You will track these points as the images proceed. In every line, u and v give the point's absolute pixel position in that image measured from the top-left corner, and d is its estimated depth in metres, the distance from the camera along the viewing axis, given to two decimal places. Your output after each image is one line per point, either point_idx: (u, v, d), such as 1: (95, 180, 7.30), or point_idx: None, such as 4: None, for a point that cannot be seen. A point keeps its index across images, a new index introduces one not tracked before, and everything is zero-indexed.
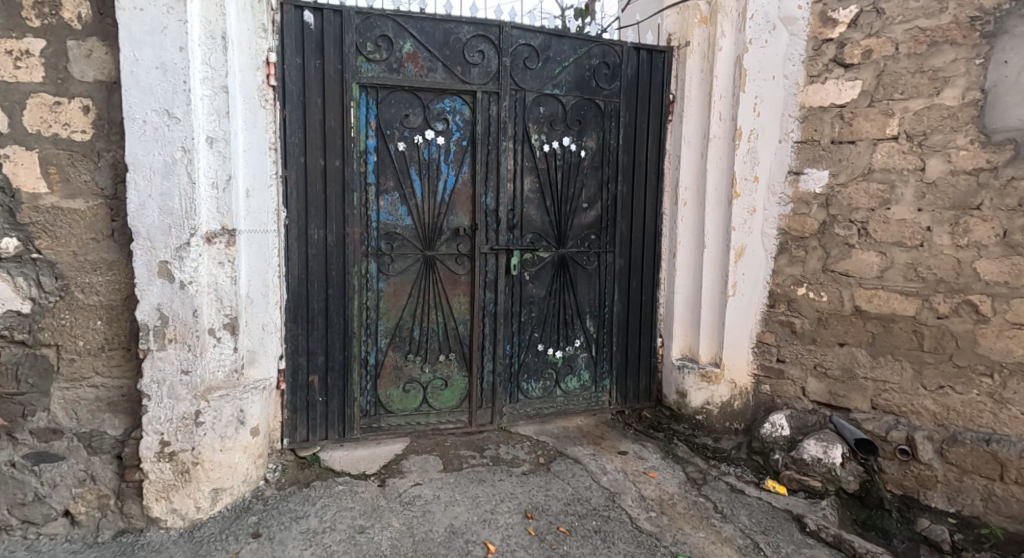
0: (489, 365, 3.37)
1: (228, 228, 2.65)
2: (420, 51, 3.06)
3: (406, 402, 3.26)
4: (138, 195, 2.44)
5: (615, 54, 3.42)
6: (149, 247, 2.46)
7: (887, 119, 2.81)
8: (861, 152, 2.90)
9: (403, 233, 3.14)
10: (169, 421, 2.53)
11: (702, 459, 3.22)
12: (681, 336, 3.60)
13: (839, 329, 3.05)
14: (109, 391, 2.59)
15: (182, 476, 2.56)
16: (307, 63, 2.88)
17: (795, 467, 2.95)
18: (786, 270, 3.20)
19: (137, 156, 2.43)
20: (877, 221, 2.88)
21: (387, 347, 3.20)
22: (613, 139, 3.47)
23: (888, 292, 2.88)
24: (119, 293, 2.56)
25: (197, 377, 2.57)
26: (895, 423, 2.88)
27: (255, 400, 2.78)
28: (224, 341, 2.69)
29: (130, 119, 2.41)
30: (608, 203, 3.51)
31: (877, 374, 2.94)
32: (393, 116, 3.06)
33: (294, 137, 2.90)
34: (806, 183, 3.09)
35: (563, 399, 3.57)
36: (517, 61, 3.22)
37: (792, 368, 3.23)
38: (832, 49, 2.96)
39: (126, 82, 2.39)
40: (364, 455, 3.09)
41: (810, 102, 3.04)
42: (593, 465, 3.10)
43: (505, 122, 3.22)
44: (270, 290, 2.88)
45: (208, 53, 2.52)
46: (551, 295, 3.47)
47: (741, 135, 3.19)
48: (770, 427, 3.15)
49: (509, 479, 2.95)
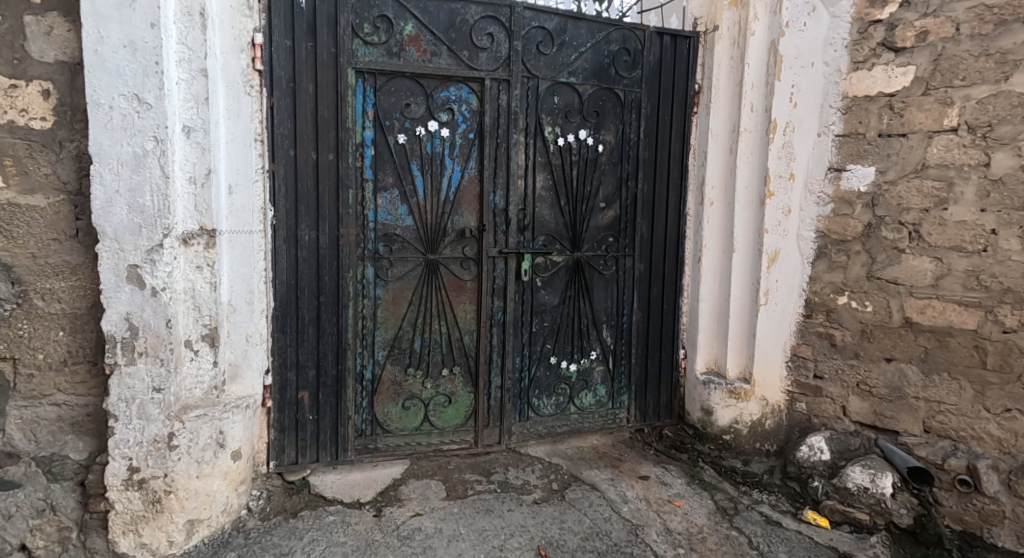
0: (497, 381, 3.08)
1: (208, 228, 2.37)
2: (423, 34, 2.77)
3: (405, 420, 2.97)
4: (104, 191, 2.17)
5: (636, 39, 3.13)
6: (116, 250, 2.19)
7: (945, 109, 2.51)
8: (913, 145, 2.60)
9: (404, 235, 2.86)
10: (139, 445, 2.26)
11: (731, 485, 2.95)
12: (706, 348, 3.30)
13: (885, 342, 2.75)
14: (74, 410, 2.31)
15: (154, 506, 2.29)
16: (298, 45, 2.59)
17: (838, 497, 2.66)
18: (825, 276, 2.90)
19: (102, 146, 2.16)
20: (932, 223, 2.58)
21: (385, 360, 2.91)
22: (633, 132, 3.18)
23: (943, 302, 2.57)
24: (85, 301, 2.29)
25: (171, 395, 2.30)
26: (953, 449, 2.57)
27: (237, 420, 2.49)
28: (203, 354, 2.42)
29: (94, 105, 2.13)
30: (627, 202, 3.22)
31: (930, 394, 2.63)
32: (392, 106, 2.77)
33: (283, 127, 2.62)
34: (849, 182, 2.78)
35: (577, 417, 3.27)
36: (529, 45, 2.94)
37: (831, 385, 2.92)
38: (881, 32, 2.66)
39: (90, 62, 2.12)
40: (359, 480, 2.80)
41: (854, 91, 2.74)
42: (612, 492, 2.81)
43: (516, 113, 2.94)
44: (256, 298, 2.59)
45: (185, 31, 2.26)
46: (565, 303, 3.17)
47: (776, 129, 2.90)
48: (807, 450, 2.84)
49: (519, 509, 2.65)
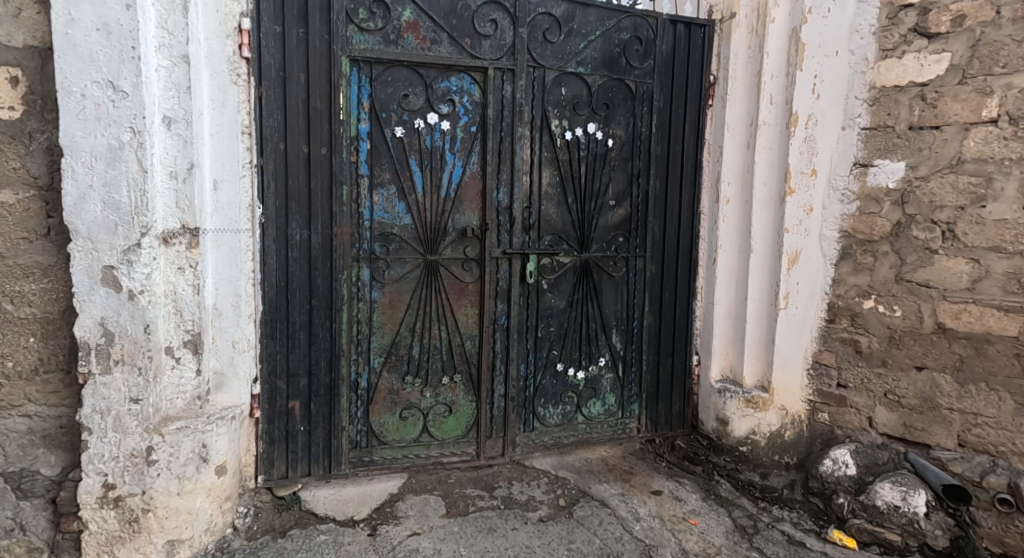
0: (500, 389, 2.91)
1: (190, 226, 2.20)
2: (422, 20, 2.60)
3: (403, 431, 2.79)
4: (77, 185, 2.02)
5: (648, 27, 2.96)
6: (90, 250, 2.04)
7: (984, 99, 2.33)
8: (947, 139, 2.43)
9: (401, 234, 2.68)
10: (115, 460, 2.10)
11: (749, 501, 2.78)
12: (721, 354, 3.12)
13: (916, 349, 2.57)
14: (46, 422, 2.15)
15: (130, 526, 2.13)
16: (288, 31, 2.42)
17: (866, 515, 2.48)
18: (850, 279, 2.72)
19: (75, 138, 2.00)
20: (968, 222, 2.40)
21: (381, 367, 2.74)
22: (644, 126, 3.01)
23: (981, 307, 2.39)
24: (57, 305, 2.12)
25: (150, 407, 2.14)
26: (991, 465, 2.39)
27: (222, 432, 2.31)
28: (185, 362, 2.25)
29: (65, 93, 1.98)
30: (638, 200, 3.04)
31: (966, 406, 2.45)
32: (389, 96, 2.60)
33: (272, 118, 2.45)
34: (877, 178, 2.60)
35: (585, 427, 3.10)
36: (536, 32, 2.77)
37: (856, 395, 2.73)
38: (913, 17, 2.48)
39: (61, 47, 1.96)
40: (353, 496, 2.63)
41: (882, 81, 2.56)
42: (623, 509, 2.63)
43: (521, 105, 2.77)
44: (243, 302, 2.43)
45: (165, 14, 2.09)
46: (572, 307, 3.00)
47: (798, 122, 2.72)
48: (831, 465, 2.67)
49: (523, 528, 2.47)
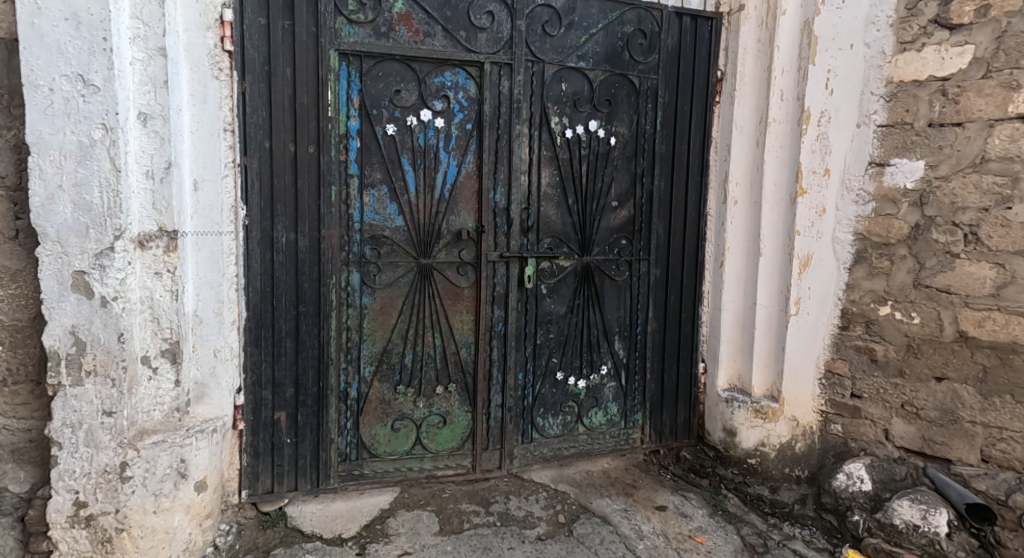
0: (497, 399, 2.78)
1: (168, 229, 2.07)
2: (414, 12, 2.48)
3: (395, 444, 2.67)
4: (44, 185, 1.90)
5: (652, 20, 2.84)
6: (59, 253, 1.92)
7: (1011, 94, 2.19)
8: (970, 137, 2.29)
9: (393, 237, 2.56)
10: (87, 477, 1.99)
11: (759, 517, 2.64)
12: (728, 361, 2.99)
13: (935, 359, 2.43)
14: (14, 435, 2.03)
15: (103, 547, 2.01)
16: (273, 23, 2.30)
17: (884, 535, 2.33)
18: (865, 284, 2.58)
19: (42, 135, 1.88)
20: (993, 224, 2.26)
21: (372, 377, 2.61)
22: (648, 123, 2.88)
23: (1006, 315, 2.26)
24: (27, 312, 2.00)
25: (124, 420, 2.01)
26: (1018, 483, 2.25)
27: (202, 446, 2.18)
28: (163, 372, 2.13)
29: (32, 87, 1.86)
30: (642, 201, 2.92)
31: (990, 419, 2.32)
32: (380, 93, 2.48)
33: (257, 115, 2.32)
34: (894, 177, 2.47)
35: (586, 438, 2.97)
36: (535, 25, 2.64)
37: (871, 406, 2.60)
38: (933, 8, 2.35)
39: (27, 38, 1.84)
40: (342, 512, 2.51)
41: (900, 76, 2.43)
42: (626, 526, 2.50)
43: (519, 101, 2.64)
44: (225, 308, 2.31)
45: (140, 4, 1.97)
46: (573, 313, 2.87)
47: (809, 118, 2.58)
48: (845, 479, 2.53)
49: (521, 547, 2.35)
